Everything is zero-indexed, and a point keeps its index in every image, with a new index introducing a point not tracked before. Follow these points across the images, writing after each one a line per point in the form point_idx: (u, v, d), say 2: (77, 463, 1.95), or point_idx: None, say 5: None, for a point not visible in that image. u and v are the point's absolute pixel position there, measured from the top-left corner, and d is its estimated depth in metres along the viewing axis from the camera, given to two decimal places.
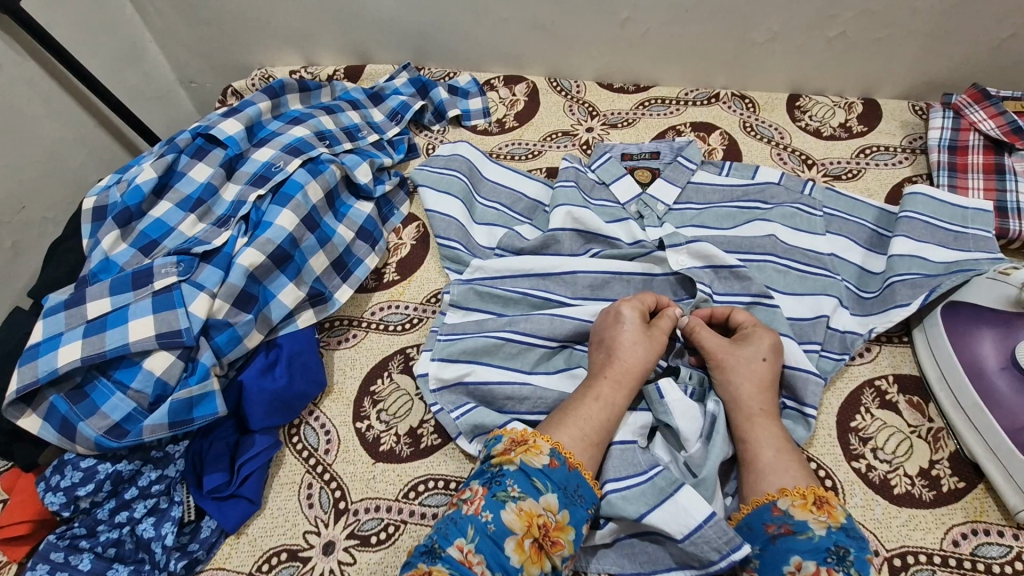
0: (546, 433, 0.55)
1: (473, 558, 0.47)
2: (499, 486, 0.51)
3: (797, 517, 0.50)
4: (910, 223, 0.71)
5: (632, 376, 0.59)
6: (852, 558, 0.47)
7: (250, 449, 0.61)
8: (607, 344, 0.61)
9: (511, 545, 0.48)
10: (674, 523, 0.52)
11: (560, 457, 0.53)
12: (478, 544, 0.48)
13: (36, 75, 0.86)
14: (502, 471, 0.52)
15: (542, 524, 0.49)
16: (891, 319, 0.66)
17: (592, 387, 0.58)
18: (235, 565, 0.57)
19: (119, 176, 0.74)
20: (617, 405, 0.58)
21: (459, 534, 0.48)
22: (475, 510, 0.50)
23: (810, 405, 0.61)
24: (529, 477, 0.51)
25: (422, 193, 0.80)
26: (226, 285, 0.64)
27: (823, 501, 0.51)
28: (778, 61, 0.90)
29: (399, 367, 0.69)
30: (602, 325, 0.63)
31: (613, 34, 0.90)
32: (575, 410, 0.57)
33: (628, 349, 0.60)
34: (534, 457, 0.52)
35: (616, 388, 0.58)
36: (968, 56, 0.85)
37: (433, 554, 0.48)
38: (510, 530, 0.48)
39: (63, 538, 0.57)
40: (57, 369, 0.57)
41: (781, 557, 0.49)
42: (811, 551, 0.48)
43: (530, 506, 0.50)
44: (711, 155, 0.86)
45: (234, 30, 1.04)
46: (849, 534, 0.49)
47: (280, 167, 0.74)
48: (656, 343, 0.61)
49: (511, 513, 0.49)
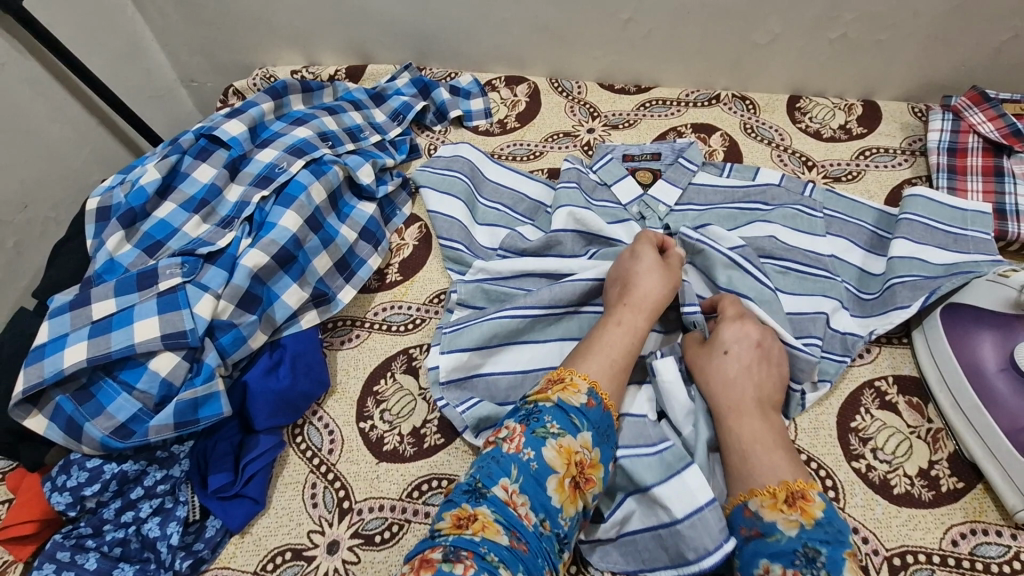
0: (578, 369, 0.55)
1: (517, 498, 0.48)
2: (538, 423, 0.51)
3: (766, 519, 0.51)
4: (910, 225, 0.72)
5: (653, 302, 0.61)
6: (823, 560, 0.47)
7: (254, 449, 0.62)
8: (624, 275, 0.63)
9: (553, 483, 0.49)
10: (678, 501, 0.54)
11: (596, 398, 0.53)
12: (522, 484, 0.48)
13: (38, 73, 0.86)
14: (539, 408, 0.52)
15: (578, 462, 0.50)
16: (892, 320, 0.67)
17: (613, 315, 0.60)
18: (239, 564, 0.57)
19: (122, 176, 0.74)
20: (640, 329, 0.59)
21: (503, 474, 0.49)
22: (516, 447, 0.50)
23: (796, 380, 0.64)
24: (567, 414, 0.51)
25: (425, 194, 0.80)
26: (230, 286, 0.65)
27: (796, 497, 0.51)
28: (778, 63, 0.90)
29: (402, 367, 0.69)
30: (620, 259, 0.65)
31: (615, 35, 0.90)
32: (599, 339, 0.58)
33: (646, 277, 0.62)
34: (571, 396, 0.52)
35: (637, 313, 0.60)
36: (967, 58, 0.85)
37: (478, 494, 0.48)
38: (552, 468, 0.49)
39: (69, 537, 0.57)
40: (63, 369, 0.58)
41: (752, 559, 0.50)
42: (779, 555, 0.49)
43: (569, 443, 0.50)
44: (712, 156, 0.87)
45: (235, 30, 1.04)
46: (823, 531, 0.49)
47: (284, 167, 0.75)
48: (672, 274, 0.64)
49: (552, 450, 0.49)
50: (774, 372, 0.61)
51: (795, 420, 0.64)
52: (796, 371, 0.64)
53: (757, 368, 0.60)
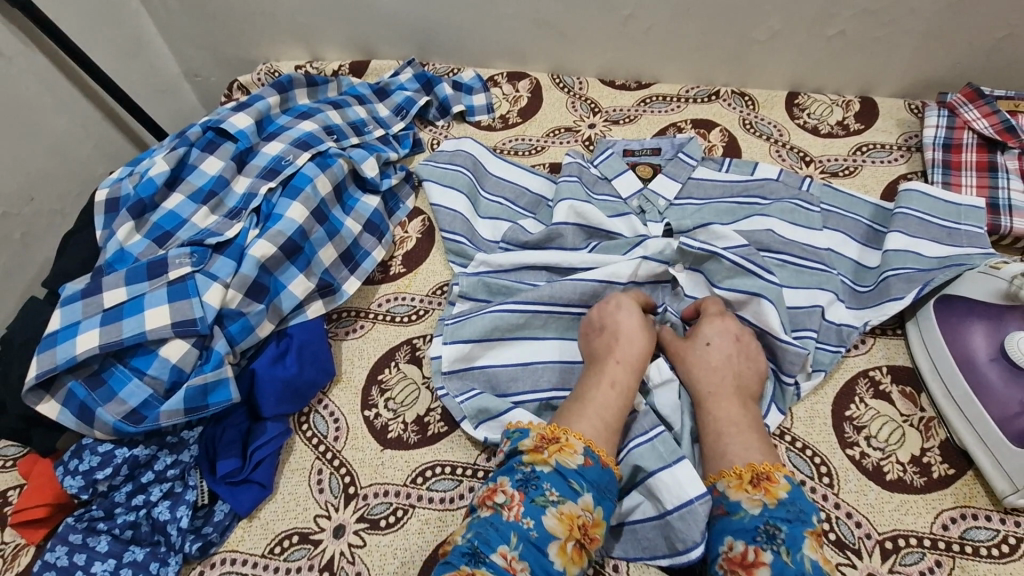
0: (572, 427, 0.56)
1: (516, 565, 0.48)
2: (536, 491, 0.52)
3: (732, 498, 0.53)
4: (904, 218, 0.73)
5: (641, 360, 0.62)
6: (783, 536, 0.49)
7: (262, 436, 0.63)
8: (611, 329, 0.64)
9: (554, 549, 0.50)
10: (667, 493, 0.55)
11: (594, 455, 0.54)
12: (522, 551, 0.49)
13: (44, 67, 0.87)
14: (538, 475, 0.53)
15: (581, 525, 0.51)
16: (886, 312, 0.68)
17: (606, 373, 0.60)
18: (247, 548, 0.59)
19: (131, 168, 0.75)
20: (632, 386, 0.60)
21: (502, 541, 0.49)
22: (515, 516, 0.51)
23: (788, 374, 0.65)
24: (565, 479, 0.53)
25: (428, 188, 0.81)
26: (238, 276, 0.66)
27: (761, 478, 0.53)
28: (777, 59, 0.91)
29: (406, 357, 0.71)
30: (602, 308, 0.66)
31: (616, 32, 0.92)
32: (593, 398, 0.59)
33: (635, 335, 0.63)
34: (569, 457, 0.54)
35: (629, 372, 0.61)
36: (962, 56, 0.87)
37: (476, 558, 0.48)
38: (553, 535, 0.50)
39: (81, 520, 0.58)
40: (76, 355, 0.59)
41: (719, 537, 0.52)
42: (742, 532, 0.51)
43: (570, 509, 0.51)
44: (711, 151, 0.88)
45: (240, 25, 1.05)
46: (784, 510, 0.50)
47: (290, 160, 0.76)
48: (653, 330, 0.65)
49: (552, 518, 0.50)
50: (754, 367, 0.63)
51: (791, 410, 0.66)
52: (785, 366, 0.65)
53: (739, 360, 0.62)
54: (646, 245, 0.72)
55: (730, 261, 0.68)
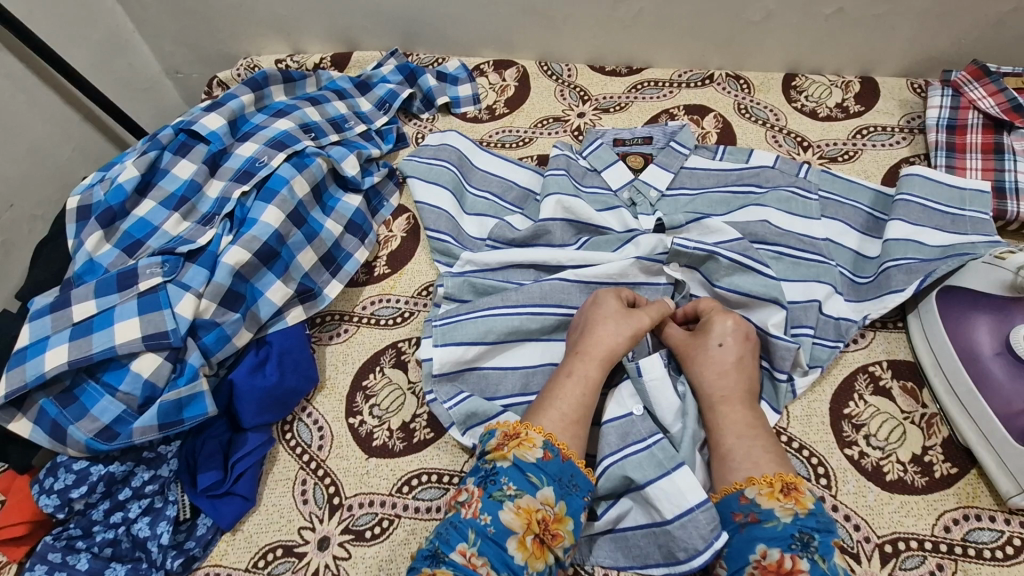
0: (535, 422, 0.55)
1: (477, 561, 0.48)
2: (494, 486, 0.51)
3: (764, 506, 0.50)
4: (906, 206, 0.70)
5: (607, 350, 0.59)
6: (816, 544, 0.48)
7: (243, 447, 0.62)
8: (582, 323, 0.62)
9: (512, 544, 0.49)
10: (668, 502, 0.53)
11: (554, 449, 0.53)
12: (480, 547, 0.48)
13: (17, 70, 0.85)
14: (497, 469, 0.52)
15: (541, 519, 0.50)
16: (886, 304, 0.66)
17: (565, 365, 0.59)
18: (231, 561, 0.58)
19: (102, 174, 0.73)
20: (592, 380, 0.58)
21: (460, 539, 0.49)
22: (473, 513, 0.50)
23: (781, 370, 0.63)
24: (523, 472, 0.51)
25: (411, 185, 0.79)
26: (212, 285, 0.64)
27: (790, 487, 0.51)
28: (774, 40, 0.87)
29: (391, 361, 0.69)
30: (589, 310, 0.63)
31: (605, 15, 0.88)
32: (550, 391, 0.57)
33: (602, 325, 0.60)
34: (527, 451, 0.52)
35: (589, 362, 0.59)
36: (967, 31, 0.83)
37: (437, 559, 0.48)
38: (510, 530, 0.49)
39: (60, 539, 0.57)
40: (45, 372, 0.57)
41: (747, 545, 0.50)
42: (776, 539, 0.48)
43: (528, 502, 0.50)
44: (704, 138, 0.85)
45: (220, 19, 1.01)
46: (815, 520, 0.49)
47: (264, 162, 0.73)
48: (636, 321, 0.61)
49: (510, 513, 0.49)
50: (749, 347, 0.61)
51: (789, 409, 0.63)
52: (777, 360, 0.63)
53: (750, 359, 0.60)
54: (638, 242, 0.69)
55: (728, 259, 0.66)
